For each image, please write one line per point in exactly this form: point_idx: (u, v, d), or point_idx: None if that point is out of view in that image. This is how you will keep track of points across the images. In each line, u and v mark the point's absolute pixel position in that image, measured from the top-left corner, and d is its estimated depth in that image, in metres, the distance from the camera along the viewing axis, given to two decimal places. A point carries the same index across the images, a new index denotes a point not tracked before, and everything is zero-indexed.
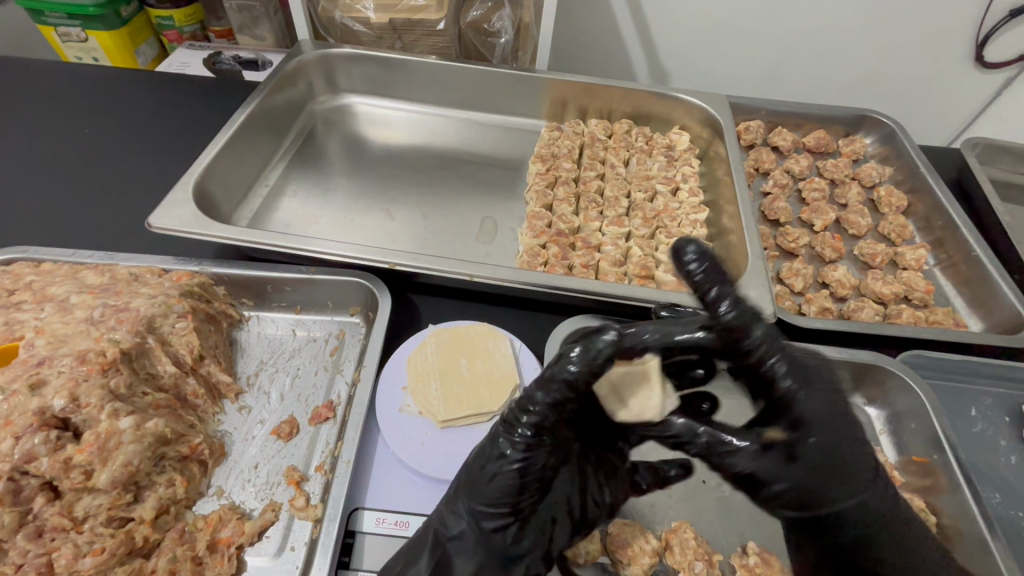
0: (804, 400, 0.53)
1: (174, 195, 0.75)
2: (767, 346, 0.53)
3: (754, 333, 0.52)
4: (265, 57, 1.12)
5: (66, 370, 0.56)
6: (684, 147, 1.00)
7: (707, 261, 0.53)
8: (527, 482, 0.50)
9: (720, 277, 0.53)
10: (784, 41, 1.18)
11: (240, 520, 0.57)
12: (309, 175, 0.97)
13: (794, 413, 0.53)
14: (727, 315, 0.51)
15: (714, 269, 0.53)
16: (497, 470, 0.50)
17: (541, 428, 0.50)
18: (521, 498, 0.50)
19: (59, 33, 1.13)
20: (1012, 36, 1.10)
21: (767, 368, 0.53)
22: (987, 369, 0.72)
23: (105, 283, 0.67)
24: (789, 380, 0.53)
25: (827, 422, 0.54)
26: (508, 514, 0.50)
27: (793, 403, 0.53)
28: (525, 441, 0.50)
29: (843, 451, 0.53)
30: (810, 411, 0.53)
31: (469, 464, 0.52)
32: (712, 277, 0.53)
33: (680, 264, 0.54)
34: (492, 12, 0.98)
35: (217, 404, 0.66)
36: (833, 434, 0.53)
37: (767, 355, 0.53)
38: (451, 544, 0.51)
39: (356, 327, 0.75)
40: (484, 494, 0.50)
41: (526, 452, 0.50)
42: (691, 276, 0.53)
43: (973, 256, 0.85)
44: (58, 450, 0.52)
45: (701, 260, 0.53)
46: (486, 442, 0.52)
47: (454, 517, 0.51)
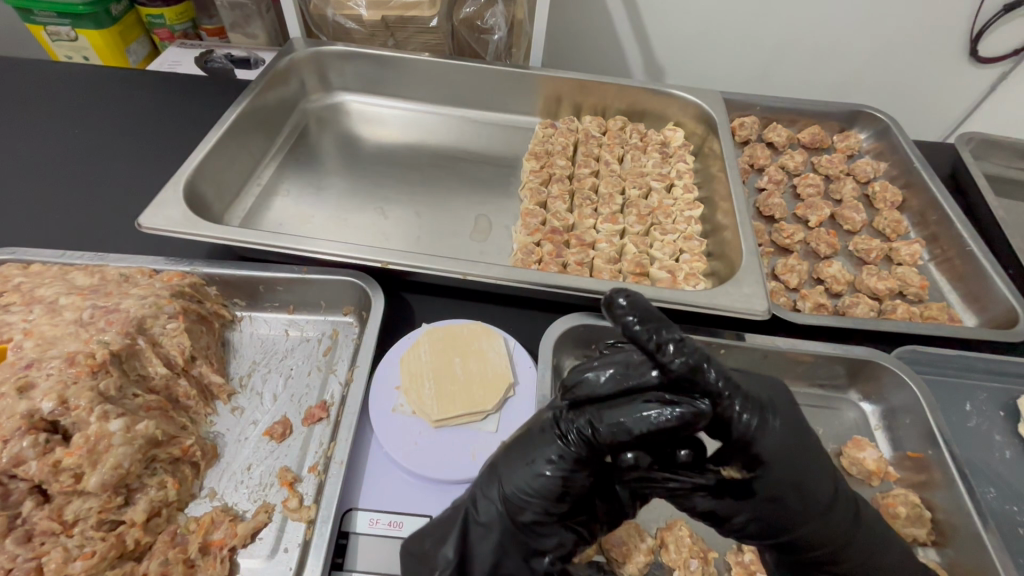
0: (763, 435, 0.48)
1: (164, 195, 0.74)
2: (723, 384, 0.47)
3: (709, 373, 0.46)
4: (258, 54, 1.11)
5: (54, 372, 0.55)
6: (678, 144, 0.99)
7: (641, 309, 0.47)
8: (568, 491, 0.47)
9: (660, 321, 0.46)
10: (778, 37, 1.17)
11: (232, 522, 0.56)
12: (302, 174, 0.96)
13: (750, 449, 0.48)
14: (673, 362, 0.45)
15: (651, 317, 0.47)
16: (540, 473, 0.47)
17: (583, 449, 0.47)
18: (557, 505, 0.48)
19: (49, 32, 1.12)
20: (1006, 30, 1.10)
21: (727, 410, 0.47)
22: (981, 364, 0.72)
23: (95, 284, 0.66)
24: (745, 414, 0.48)
25: (785, 455, 0.49)
26: (541, 515, 0.48)
27: (750, 441, 0.48)
28: (567, 459, 0.47)
29: (803, 480, 0.49)
30: (768, 448, 0.48)
31: (509, 456, 0.50)
32: (652, 323, 0.46)
33: (613, 315, 0.48)
34: (485, 9, 0.97)
35: (209, 405, 0.66)
36: (794, 467, 0.49)
37: (722, 394, 0.47)
38: (478, 529, 0.49)
39: (350, 327, 0.75)
40: (523, 490, 0.48)
41: (570, 468, 0.47)
42: (628, 327, 0.46)
43: (967, 251, 0.85)
44: (47, 453, 0.51)
45: (634, 308, 0.47)
46: (532, 439, 0.49)
47: (486, 500, 0.49)
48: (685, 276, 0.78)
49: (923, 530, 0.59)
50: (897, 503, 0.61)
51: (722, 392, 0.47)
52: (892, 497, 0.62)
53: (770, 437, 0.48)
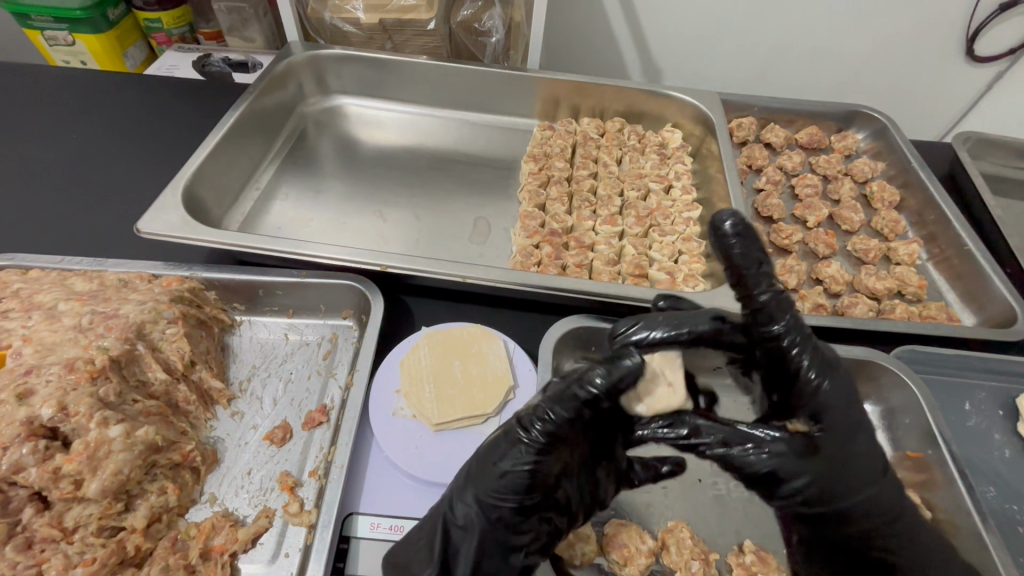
0: (829, 393, 0.53)
1: (163, 200, 0.74)
2: (796, 337, 0.54)
3: (776, 324, 0.55)
4: (256, 58, 1.11)
5: (54, 379, 0.55)
6: (677, 145, 0.99)
7: (749, 238, 0.57)
8: (539, 478, 0.49)
9: (760, 257, 0.57)
10: (776, 37, 1.18)
11: (233, 527, 0.56)
12: (300, 178, 0.96)
13: (816, 401, 0.53)
14: (761, 296, 0.56)
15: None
16: (508, 465, 0.49)
17: (557, 432, 0.50)
18: (531, 495, 0.49)
19: (46, 36, 1.12)
20: (1002, 30, 1.10)
21: (795, 361, 0.54)
22: (980, 363, 0.72)
23: (94, 290, 0.66)
24: (812, 371, 0.54)
25: (846, 418, 0.53)
26: (516, 508, 0.48)
27: (818, 396, 0.53)
28: (536, 447, 0.49)
29: (855, 446, 0.52)
30: (830, 403, 0.53)
31: (480, 455, 0.51)
32: (759, 254, 0.57)
33: (719, 238, 0.58)
34: (483, 11, 0.97)
35: (209, 410, 0.66)
36: (851, 433, 0.53)
37: (794, 345, 0.54)
38: (458, 531, 0.49)
39: (349, 330, 0.75)
40: (496, 483, 0.49)
41: (539, 454, 0.49)
42: (727, 250, 0.58)
43: (965, 250, 0.85)
44: (48, 460, 0.52)
45: (741, 236, 0.57)
46: (501, 434, 0.51)
47: (462, 502, 0.49)
48: (684, 278, 0.78)
49: None
50: None
51: (795, 347, 0.54)
52: None
53: (831, 398, 0.53)
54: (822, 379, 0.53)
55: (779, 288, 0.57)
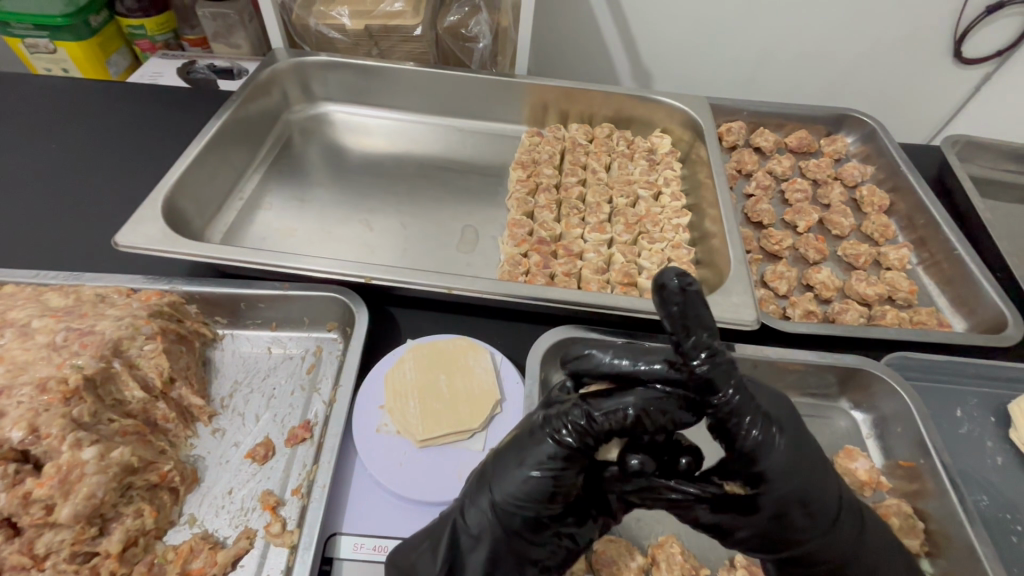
0: (769, 453, 0.45)
1: (142, 212, 0.72)
2: (736, 400, 0.43)
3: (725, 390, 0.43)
4: (241, 65, 1.10)
5: (26, 400, 0.54)
6: (666, 151, 0.99)
7: (692, 302, 0.40)
8: (560, 492, 0.46)
9: (703, 323, 0.41)
10: (764, 41, 1.17)
11: (213, 550, 0.55)
12: (285, 187, 0.95)
13: (754, 466, 0.46)
14: (699, 369, 0.41)
15: (698, 308, 0.41)
16: (531, 476, 0.46)
17: (577, 448, 0.46)
18: (550, 509, 0.47)
19: (27, 44, 1.10)
20: (989, 32, 1.10)
21: (737, 425, 0.44)
22: (970, 370, 0.72)
23: (70, 306, 0.64)
24: (754, 430, 0.45)
25: (795, 472, 0.47)
26: (532, 520, 0.47)
27: (755, 457, 0.45)
28: (562, 458, 0.46)
29: (809, 498, 0.47)
30: (775, 466, 0.46)
31: (499, 459, 0.48)
32: (694, 323, 0.41)
33: (662, 303, 0.41)
34: (470, 17, 0.96)
35: (189, 427, 0.64)
36: (801, 485, 0.47)
37: (733, 410, 0.44)
38: (468, 539, 0.48)
39: (334, 343, 0.74)
40: (513, 496, 0.46)
41: (562, 469, 0.46)
42: (670, 320, 0.41)
43: (955, 254, 0.85)
44: (16, 485, 0.50)
45: (685, 300, 0.40)
46: (522, 440, 0.48)
47: (476, 508, 0.48)
48: None
49: (916, 542, 0.59)
50: (891, 513, 0.60)
51: (734, 408, 0.44)
52: (884, 508, 0.61)
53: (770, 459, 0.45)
54: (760, 435, 0.45)
55: (722, 350, 0.42)
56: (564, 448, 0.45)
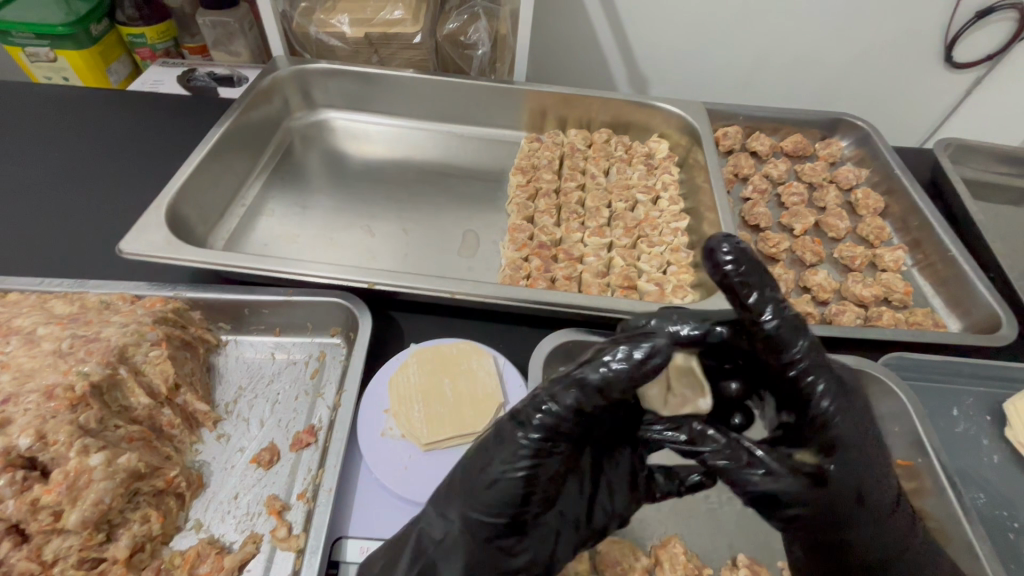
0: (841, 420, 0.50)
1: (146, 219, 0.73)
2: (809, 360, 0.50)
3: (796, 345, 0.50)
4: (242, 73, 1.11)
5: (33, 407, 0.54)
6: (663, 155, 1.00)
7: (743, 258, 0.49)
8: (535, 491, 0.46)
9: (759, 276, 0.49)
10: (759, 47, 1.19)
11: (219, 555, 0.55)
12: (288, 193, 0.95)
13: (827, 434, 0.50)
14: (770, 324, 0.49)
15: (752, 266, 0.49)
16: (496, 477, 0.46)
17: (542, 442, 0.46)
18: (521, 510, 0.46)
19: (27, 53, 1.10)
20: (979, 37, 1.12)
21: (809, 386, 0.50)
22: (966, 369, 0.73)
23: (74, 313, 0.65)
24: (827, 400, 0.50)
25: (857, 448, 0.50)
26: (506, 526, 0.46)
27: (826, 424, 0.50)
28: (529, 452, 0.45)
29: (868, 476, 0.50)
30: (847, 435, 0.50)
31: (466, 464, 0.48)
32: (751, 275, 0.49)
33: (712, 263, 0.50)
34: (469, 24, 0.97)
35: (194, 433, 0.64)
36: (860, 467, 0.50)
37: (806, 371, 0.50)
38: (434, 549, 0.47)
39: (337, 348, 0.74)
40: (483, 501, 0.46)
41: (534, 461, 0.46)
42: (724, 277, 0.49)
43: (949, 255, 0.86)
44: (25, 491, 0.50)
45: (738, 257, 0.49)
46: (487, 443, 0.48)
47: (443, 517, 0.48)
48: (673, 288, 0.79)
49: None
50: None
51: (809, 368, 0.50)
52: None
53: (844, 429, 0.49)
54: (831, 406, 0.50)
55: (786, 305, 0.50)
56: (533, 443, 0.45)
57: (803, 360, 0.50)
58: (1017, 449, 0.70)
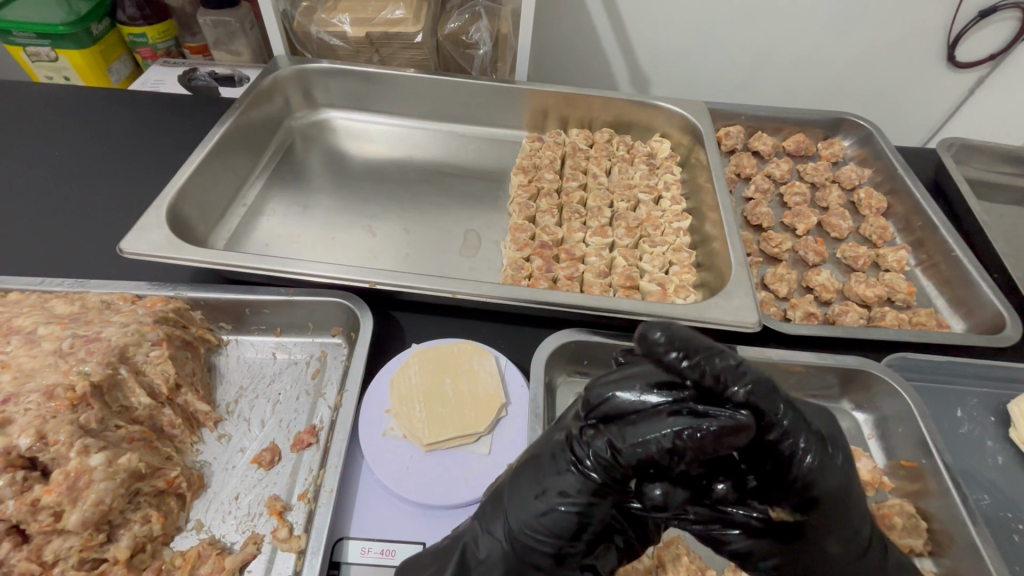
0: (824, 476, 0.44)
1: (147, 218, 0.73)
2: (789, 421, 0.43)
3: (773, 411, 0.42)
4: (243, 72, 1.11)
5: (33, 407, 0.54)
6: (665, 155, 1.00)
7: (682, 340, 0.42)
8: (586, 526, 0.45)
9: (709, 353, 0.41)
10: (762, 47, 1.19)
11: (220, 556, 0.55)
12: (289, 192, 0.95)
13: (807, 492, 0.45)
14: (737, 394, 0.41)
15: (694, 345, 0.41)
16: (551, 507, 0.45)
17: (602, 482, 0.44)
18: (573, 544, 0.45)
19: (28, 52, 1.10)
20: (982, 36, 1.12)
21: (790, 447, 0.43)
22: (970, 370, 0.72)
23: (75, 313, 0.65)
24: (808, 456, 0.44)
25: (839, 500, 0.46)
26: (551, 555, 0.46)
27: (809, 484, 0.44)
28: (582, 488, 0.44)
29: (849, 525, 0.47)
30: (829, 490, 0.45)
31: (516, 483, 0.47)
32: (699, 356, 0.41)
33: (646, 350, 0.43)
34: (470, 24, 0.97)
35: (195, 433, 0.64)
36: (842, 513, 0.47)
37: (786, 433, 0.43)
38: (478, 567, 0.48)
39: (338, 348, 0.74)
40: (534, 528, 0.45)
41: (591, 498, 0.44)
42: (667, 361, 0.42)
43: (952, 256, 0.86)
44: (25, 492, 0.50)
45: (672, 342, 0.41)
46: (541, 466, 0.47)
47: (489, 535, 0.48)
48: (675, 288, 0.78)
49: (918, 541, 0.59)
50: (894, 513, 0.61)
51: (789, 430, 0.43)
52: (888, 508, 0.62)
53: (823, 484, 0.45)
54: (813, 460, 0.44)
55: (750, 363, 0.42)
56: (590, 481, 0.44)
57: (784, 423, 0.43)
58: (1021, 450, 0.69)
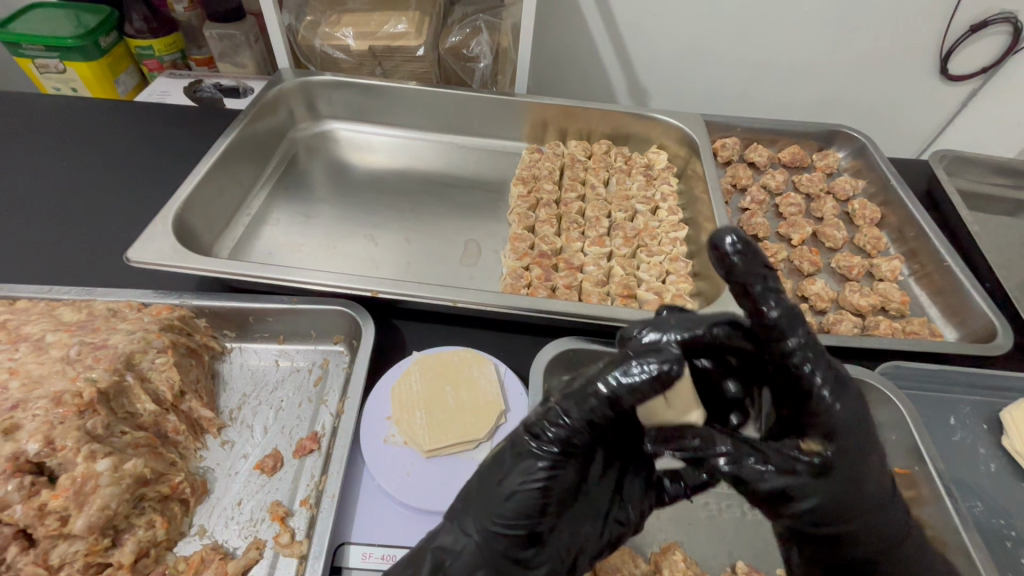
0: (840, 411, 0.48)
1: (153, 228, 0.74)
2: (806, 348, 0.47)
3: (793, 336, 0.47)
4: (247, 84, 1.12)
5: (40, 413, 0.55)
6: (662, 166, 1.02)
7: (749, 252, 0.46)
8: (552, 501, 0.46)
9: (763, 271, 0.46)
10: (757, 60, 1.21)
11: (223, 560, 0.56)
12: (291, 202, 0.97)
13: (825, 420, 0.48)
14: (771, 313, 0.46)
15: (756, 259, 0.46)
16: (514, 489, 0.45)
17: (562, 450, 0.45)
18: (542, 520, 0.46)
19: (37, 64, 1.12)
20: (972, 50, 1.14)
21: (808, 375, 0.47)
22: (962, 378, 0.74)
23: (82, 320, 0.66)
24: (824, 388, 0.47)
25: (858, 434, 0.48)
26: (524, 536, 0.45)
27: (828, 413, 0.48)
28: (545, 463, 0.45)
29: (868, 459, 0.49)
30: (843, 421, 0.48)
31: (481, 478, 0.48)
32: (756, 271, 0.46)
33: (720, 259, 0.46)
34: (471, 38, 0.99)
35: (199, 439, 0.65)
36: (861, 447, 0.49)
37: (803, 357, 0.47)
38: (453, 566, 0.46)
39: (341, 356, 0.75)
40: (500, 513, 0.45)
41: (552, 469, 0.45)
42: (727, 269, 0.46)
43: (945, 265, 0.87)
44: (32, 496, 0.51)
45: (744, 251, 0.46)
46: (505, 451, 0.47)
47: (461, 533, 0.47)
48: (672, 298, 0.80)
49: None
50: None
51: (806, 357, 0.47)
52: None
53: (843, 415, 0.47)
54: (830, 393, 0.47)
55: (788, 298, 0.47)
56: (549, 455, 0.45)
57: (801, 348, 0.47)
58: (1013, 458, 0.70)
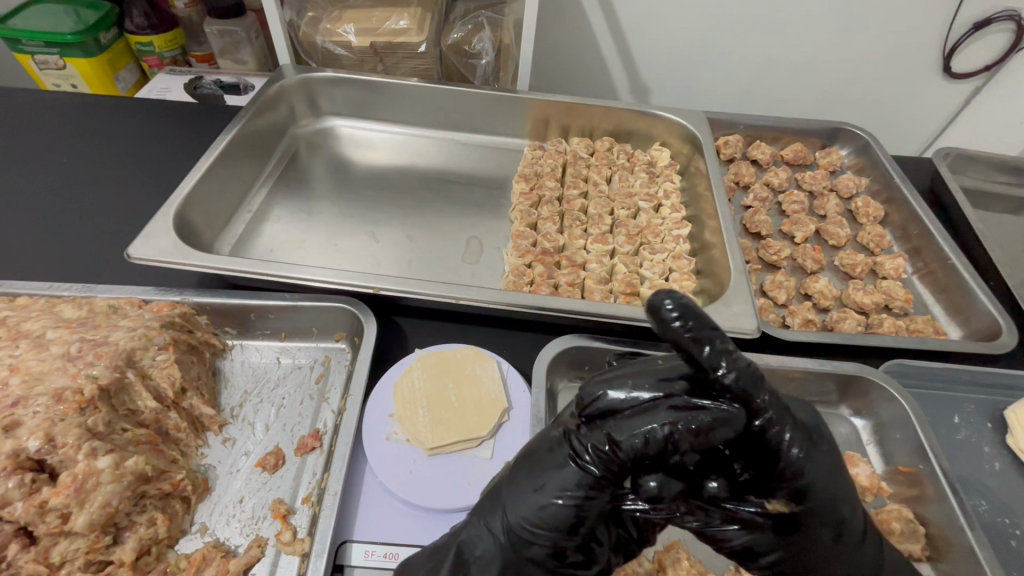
0: (807, 466, 0.46)
1: (154, 225, 0.73)
2: (774, 409, 0.44)
3: (759, 398, 0.43)
4: (248, 80, 1.12)
5: (41, 410, 0.55)
6: (664, 164, 1.02)
7: (689, 313, 0.42)
8: (583, 519, 0.45)
9: (712, 331, 0.42)
10: (760, 57, 1.20)
11: (224, 558, 0.56)
12: (293, 200, 0.96)
13: (794, 480, 0.46)
14: (727, 379, 0.42)
15: (701, 321, 0.42)
16: (547, 501, 0.45)
17: (601, 474, 0.44)
18: (569, 536, 0.45)
19: (36, 61, 1.11)
20: (977, 47, 1.14)
21: (777, 436, 0.45)
22: (965, 377, 0.73)
23: (83, 317, 0.66)
24: (795, 447, 0.45)
25: (827, 488, 0.47)
26: (549, 547, 0.45)
27: (797, 472, 0.46)
28: (583, 482, 0.45)
29: (841, 512, 0.47)
30: (812, 477, 0.46)
31: (514, 478, 0.47)
32: (705, 332, 0.42)
33: (660, 323, 0.42)
34: (473, 34, 0.99)
35: (200, 437, 0.65)
36: (831, 501, 0.47)
37: (771, 420, 0.44)
38: (475, 564, 0.47)
39: (342, 353, 0.75)
40: (529, 521, 0.45)
41: (588, 490, 0.44)
42: (677, 335, 0.42)
43: (948, 264, 0.86)
44: (33, 493, 0.51)
45: (683, 313, 0.42)
46: (540, 458, 0.47)
47: (484, 533, 0.47)
48: None
49: (916, 546, 0.59)
50: (891, 519, 0.61)
51: (773, 419, 0.45)
52: (885, 513, 0.62)
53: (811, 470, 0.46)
54: (800, 450, 0.46)
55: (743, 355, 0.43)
56: (589, 475, 0.44)
57: (769, 410, 0.44)
58: (1017, 457, 0.70)
